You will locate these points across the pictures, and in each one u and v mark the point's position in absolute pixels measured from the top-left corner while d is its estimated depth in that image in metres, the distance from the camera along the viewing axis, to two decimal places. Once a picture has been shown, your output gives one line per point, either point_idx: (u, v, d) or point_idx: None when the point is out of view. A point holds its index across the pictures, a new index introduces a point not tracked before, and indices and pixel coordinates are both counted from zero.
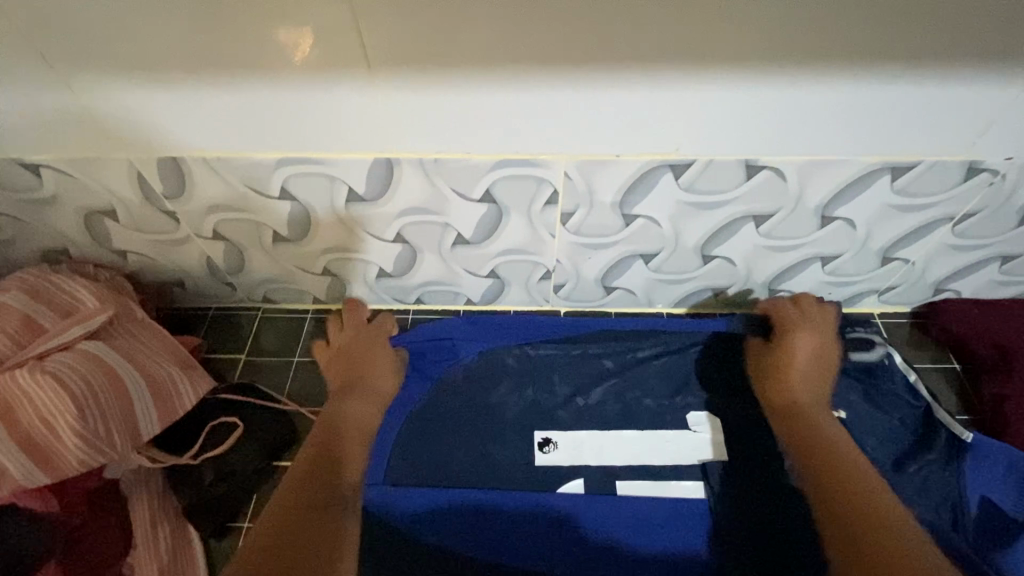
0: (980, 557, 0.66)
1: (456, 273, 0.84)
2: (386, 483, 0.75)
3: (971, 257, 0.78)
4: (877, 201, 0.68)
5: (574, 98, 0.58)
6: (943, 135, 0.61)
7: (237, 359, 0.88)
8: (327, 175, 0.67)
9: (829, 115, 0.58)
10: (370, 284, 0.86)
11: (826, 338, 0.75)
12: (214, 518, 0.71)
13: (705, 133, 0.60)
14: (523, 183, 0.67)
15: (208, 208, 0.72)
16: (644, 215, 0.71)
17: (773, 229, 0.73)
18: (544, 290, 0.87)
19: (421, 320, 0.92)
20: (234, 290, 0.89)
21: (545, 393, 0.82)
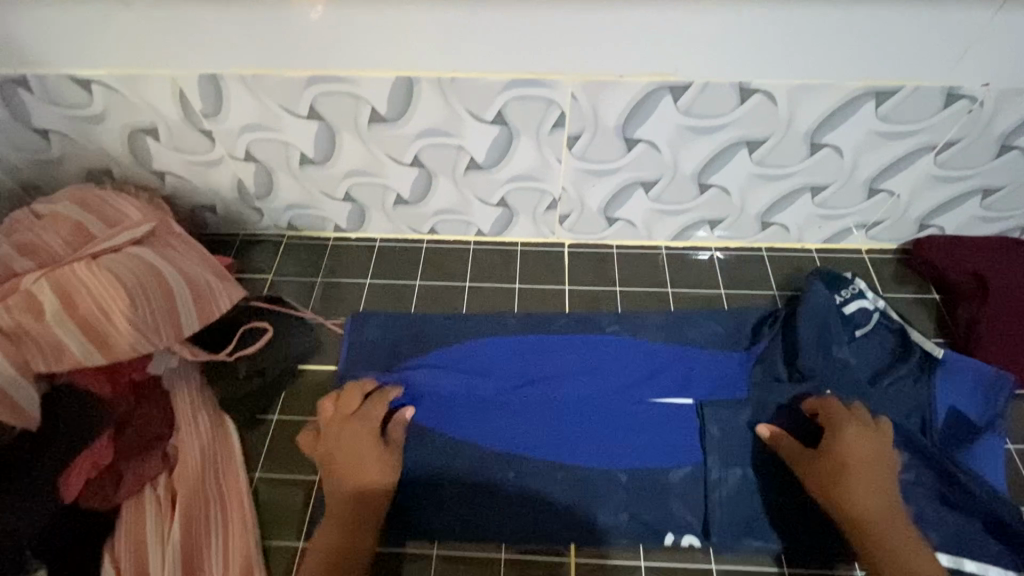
0: (945, 455, 0.72)
1: (468, 201, 0.89)
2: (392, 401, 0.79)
3: (954, 191, 0.83)
4: (863, 127, 0.74)
5: (583, 17, 0.64)
6: (921, 57, 0.67)
7: (263, 280, 0.94)
8: (352, 94, 0.72)
9: (812, 36, 0.65)
10: (387, 210, 0.92)
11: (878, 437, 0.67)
12: (247, 407, 0.79)
13: (701, 54, 0.67)
14: (533, 104, 0.72)
15: (242, 127, 0.78)
16: (646, 139, 0.76)
17: (766, 156, 0.78)
18: (550, 222, 0.93)
19: (435, 248, 0.97)
20: (261, 216, 0.95)
21: (545, 323, 0.88)
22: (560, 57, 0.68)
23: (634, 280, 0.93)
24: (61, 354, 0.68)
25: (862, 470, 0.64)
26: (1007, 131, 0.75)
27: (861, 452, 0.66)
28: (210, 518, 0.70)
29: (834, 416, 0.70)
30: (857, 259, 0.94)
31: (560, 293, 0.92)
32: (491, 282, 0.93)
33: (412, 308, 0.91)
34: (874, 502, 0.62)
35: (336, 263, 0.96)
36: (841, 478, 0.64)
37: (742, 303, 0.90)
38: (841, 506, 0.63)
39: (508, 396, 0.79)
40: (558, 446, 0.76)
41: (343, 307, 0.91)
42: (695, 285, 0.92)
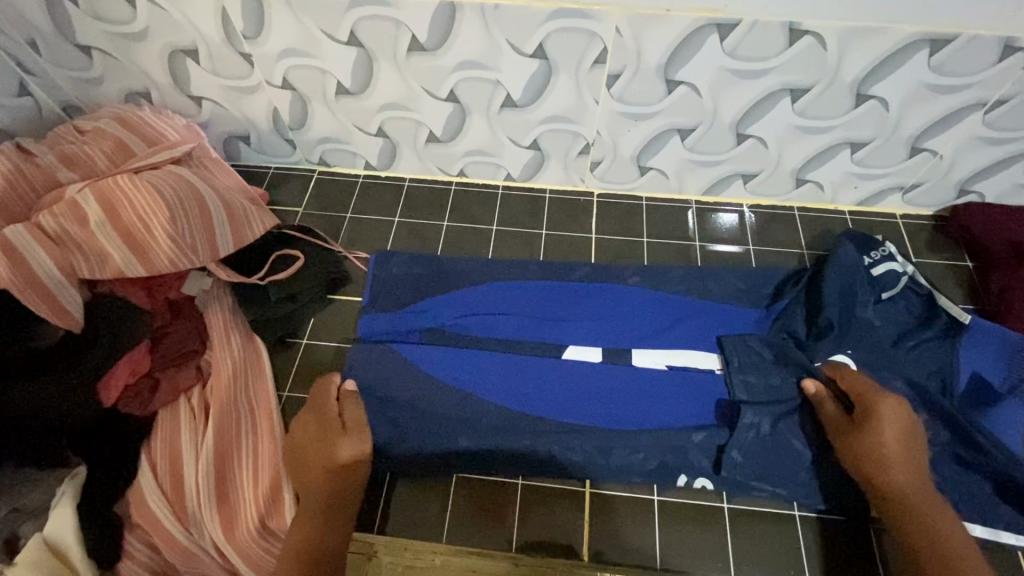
0: (965, 417, 0.72)
1: (501, 142, 0.88)
2: (422, 332, 0.82)
3: (999, 154, 0.81)
4: (912, 78, 0.72)
5: None
6: (981, 3, 0.64)
7: (292, 212, 0.95)
8: (393, 18, 0.72)
9: None
10: (418, 148, 0.92)
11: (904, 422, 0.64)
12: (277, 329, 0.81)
13: None
14: (576, 38, 0.72)
15: (281, 53, 0.79)
16: (687, 82, 0.75)
17: (809, 106, 0.77)
18: (581, 169, 0.92)
19: (464, 191, 0.97)
20: (294, 148, 0.96)
21: (568, 270, 0.88)
22: None
23: (661, 231, 0.93)
24: (103, 262, 0.70)
25: (898, 447, 0.63)
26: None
27: (899, 419, 0.64)
28: (243, 429, 0.73)
29: (865, 385, 0.67)
30: (891, 222, 0.92)
31: (586, 241, 0.92)
32: (518, 227, 0.94)
33: (439, 251, 0.92)
34: (904, 477, 0.62)
35: (365, 200, 0.97)
36: (875, 449, 0.63)
37: (769, 260, 0.90)
38: (872, 479, 0.63)
39: (529, 337, 0.81)
40: (581, 384, 0.77)
41: (371, 243, 0.92)
42: (721, 239, 0.92)
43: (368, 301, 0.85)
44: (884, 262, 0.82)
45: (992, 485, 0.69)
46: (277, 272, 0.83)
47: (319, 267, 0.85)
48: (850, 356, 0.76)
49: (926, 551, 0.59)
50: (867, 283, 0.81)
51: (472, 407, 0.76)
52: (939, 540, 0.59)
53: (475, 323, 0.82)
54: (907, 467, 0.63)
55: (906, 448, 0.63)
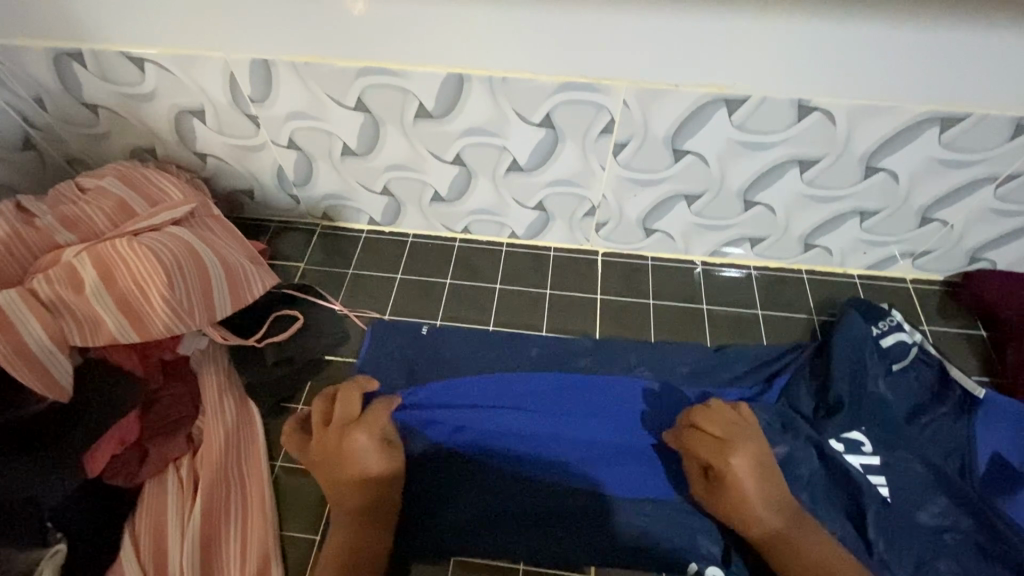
0: (986, 502, 0.69)
1: (507, 203, 0.88)
2: (411, 400, 0.78)
3: (1010, 225, 0.80)
4: (924, 153, 0.71)
5: (636, 24, 0.62)
6: (992, 88, 0.64)
7: (294, 268, 0.94)
8: (400, 87, 0.72)
9: (885, 56, 0.62)
10: (423, 207, 0.91)
11: (759, 456, 0.66)
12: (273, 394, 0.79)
13: (760, 70, 0.65)
14: (582, 110, 0.71)
15: (288, 115, 0.78)
16: (695, 151, 0.75)
17: (817, 177, 0.76)
18: (586, 229, 0.91)
19: (468, 248, 0.96)
20: (297, 204, 0.95)
21: (572, 337, 0.86)
22: (615, 63, 0.66)
23: (666, 293, 0.91)
24: (97, 328, 0.69)
25: (745, 488, 0.64)
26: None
27: (750, 476, 0.64)
28: (231, 500, 0.70)
29: (699, 443, 0.68)
30: (901, 288, 0.91)
31: (591, 303, 0.90)
32: (522, 288, 0.92)
33: (438, 320, 0.89)
34: (777, 521, 0.63)
35: (366, 256, 0.95)
36: (740, 504, 0.64)
37: (777, 326, 0.87)
38: (739, 524, 0.64)
39: (527, 406, 0.78)
40: (585, 458, 0.74)
41: (371, 300, 0.91)
42: (729, 303, 0.90)
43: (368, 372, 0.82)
44: (890, 331, 0.80)
45: None
46: (275, 333, 0.81)
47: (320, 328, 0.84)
48: (863, 434, 0.74)
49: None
50: (877, 356, 0.78)
51: (472, 483, 0.73)
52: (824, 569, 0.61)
53: (470, 391, 0.79)
54: (767, 502, 0.64)
55: (773, 488, 0.64)
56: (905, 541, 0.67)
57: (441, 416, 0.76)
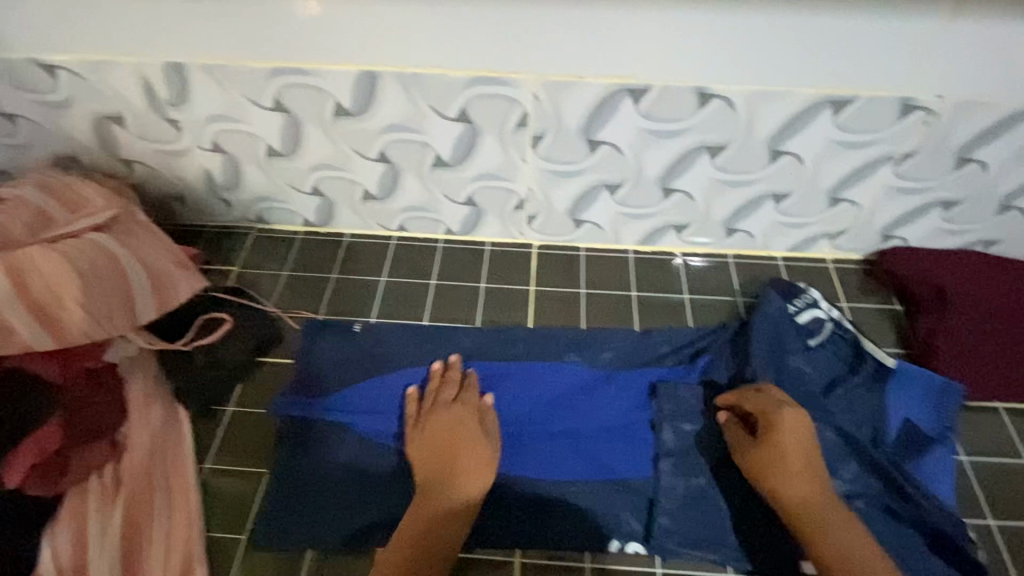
0: (897, 468, 0.72)
1: (436, 199, 0.88)
2: (338, 397, 0.79)
3: (915, 203, 0.84)
4: (824, 135, 0.75)
5: (528, 18, 0.67)
6: (870, 71, 0.69)
7: (230, 272, 0.92)
8: (316, 86, 0.74)
9: (764, 41, 0.67)
10: (355, 206, 0.91)
11: (806, 423, 0.70)
12: (201, 398, 0.79)
13: (653, 58, 0.69)
14: (495, 104, 0.74)
15: (208, 118, 0.79)
16: (609, 142, 0.77)
17: (728, 162, 0.79)
18: (518, 223, 0.91)
19: (403, 247, 0.95)
20: (229, 207, 0.93)
21: (505, 327, 0.87)
22: (518, 56, 0.70)
23: (600, 281, 0.92)
24: (9, 335, 0.67)
25: (790, 446, 0.68)
26: (964, 143, 0.76)
27: (795, 432, 0.69)
28: (156, 504, 0.70)
29: (757, 403, 0.72)
30: (822, 269, 0.92)
31: (522, 295, 0.90)
32: (457, 282, 0.92)
33: (372, 317, 0.88)
34: (806, 488, 0.66)
35: (302, 257, 0.94)
36: (778, 457, 0.68)
37: (709, 313, 0.88)
38: (770, 484, 0.67)
39: None
40: (514, 445, 0.75)
41: (305, 301, 0.90)
42: (661, 289, 0.91)
43: (305, 372, 0.82)
44: (805, 310, 0.83)
45: (924, 538, 0.68)
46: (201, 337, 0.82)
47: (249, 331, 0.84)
48: None
49: (829, 554, 0.62)
50: (793, 334, 0.82)
51: (403, 476, 0.73)
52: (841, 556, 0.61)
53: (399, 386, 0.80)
54: (811, 466, 0.67)
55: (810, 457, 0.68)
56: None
57: (377, 410, 0.78)
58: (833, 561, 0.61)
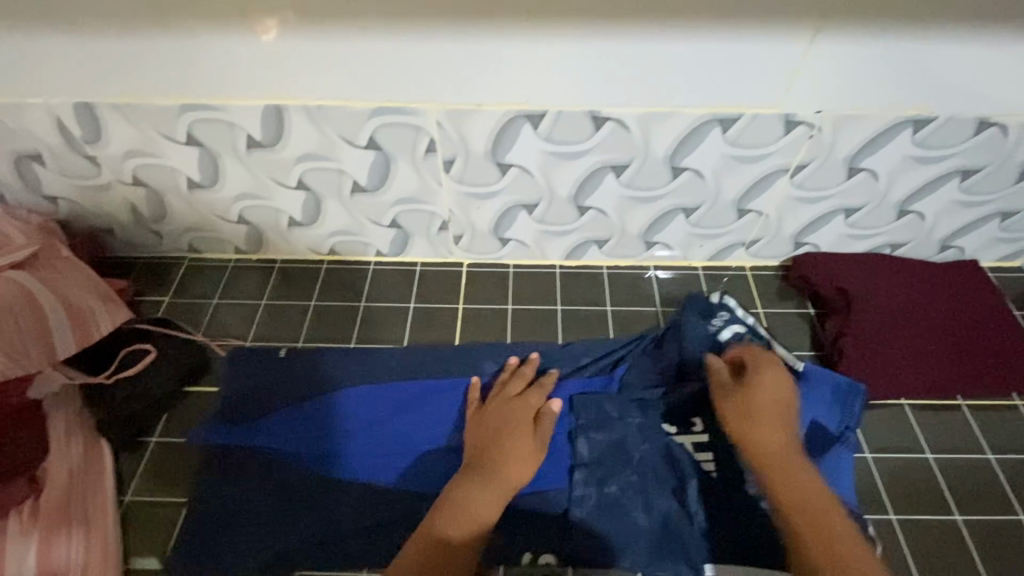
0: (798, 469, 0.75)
1: (361, 223, 0.91)
2: (258, 427, 0.79)
3: (817, 210, 0.90)
4: (716, 150, 0.81)
5: (422, 50, 0.71)
6: (751, 90, 0.75)
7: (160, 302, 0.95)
8: (225, 119, 0.77)
9: (637, 66, 0.72)
10: (281, 232, 0.94)
11: (785, 381, 0.75)
12: (126, 430, 0.80)
13: (545, 85, 0.74)
14: (402, 131, 0.79)
15: (126, 153, 0.82)
16: (518, 163, 0.82)
17: (633, 177, 0.84)
18: (446, 242, 0.95)
19: (335, 271, 0.98)
20: (160, 238, 0.96)
21: (430, 348, 0.88)
22: (419, 88, 0.74)
23: (526, 297, 0.96)
24: None
25: (768, 400, 0.73)
26: (850, 154, 0.83)
27: (769, 388, 0.74)
28: (68, 537, 0.70)
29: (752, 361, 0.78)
30: (740, 276, 0.99)
31: (454, 314, 0.94)
32: (387, 304, 0.95)
33: (299, 342, 0.91)
34: (777, 437, 0.70)
35: (234, 285, 0.97)
36: (751, 405, 0.73)
37: (631, 322, 0.93)
38: (744, 430, 0.71)
39: (376, 424, 0.80)
40: (432, 464, 0.77)
41: (235, 329, 0.92)
42: (582, 302, 0.95)
43: (229, 401, 0.82)
44: (717, 320, 0.86)
45: None
46: (125, 370, 0.83)
47: (174, 362, 0.85)
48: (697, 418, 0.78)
49: (793, 495, 0.64)
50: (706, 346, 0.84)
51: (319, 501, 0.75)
52: (810, 501, 0.64)
53: (317, 411, 0.80)
54: (784, 417, 0.72)
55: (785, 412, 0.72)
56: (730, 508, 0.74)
57: (296, 436, 0.79)
58: (793, 503, 0.64)
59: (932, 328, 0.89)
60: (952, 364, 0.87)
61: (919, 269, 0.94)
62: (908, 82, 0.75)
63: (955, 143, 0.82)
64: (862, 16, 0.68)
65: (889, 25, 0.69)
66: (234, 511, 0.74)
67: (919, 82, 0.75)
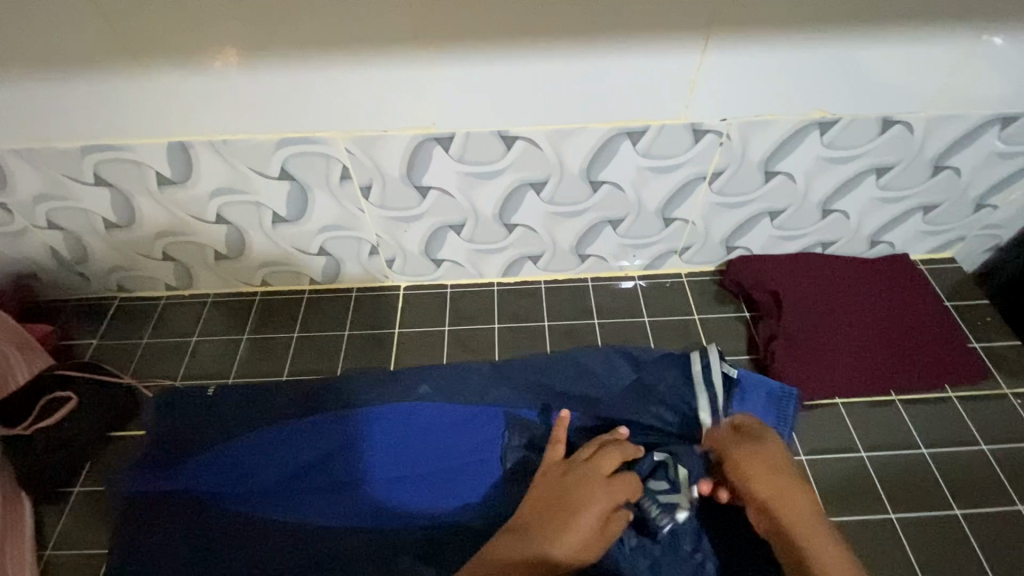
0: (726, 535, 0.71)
1: (288, 252, 0.90)
2: (206, 489, 0.77)
3: (897, 210, 0.90)
4: (812, 153, 0.79)
5: (366, 80, 0.68)
6: (803, 96, 0.72)
7: (136, 345, 0.93)
8: (132, 159, 0.75)
9: (496, 89, 0.69)
10: (209, 267, 0.93)
11: (977, 454, 0.81)
12: (44, 484, 0.77)
13: (449, 107, 0.70)
14: (312, 160, 0.76)
15: (33, 201, 0.81)
16: (610, 180, 0.81)
17: (725, 185, 0.83)
18: (378, 266, 0.94)
19: (317, 300, 0.97)
20: (86, 280, 0.94)
21: (517, 397, 0.84)
22: (323, 117, 0.71)
23: (567, 314, 0.95)
24: None
25: (981, 465, 0.80)
26: (981, 193, 0.89)
27: (981, 461, 0.81)
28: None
29: (950, 454, 0.81)
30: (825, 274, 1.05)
31: (488, 336, 0.93)
32: (368, 330, 0.94)
33: (393, 365, 0.90)
34: (1002, 522, 0.75)
35: (235, 322, 0.95)
36: (974, 477, 0.79)
37: (713, 327, 0.94)
38: (962, 502, 0.77)
39: (367, 476, 0.78)
40: (380, 510, 0.76)
41: (264, 370, 0.90)
42: (671, 311, 0.96)
43: (150, 452, 0.80)
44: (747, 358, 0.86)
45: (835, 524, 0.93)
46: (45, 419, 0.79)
47: (98, 409, 0.82)
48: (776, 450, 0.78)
49: None
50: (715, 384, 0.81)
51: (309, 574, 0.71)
52: None
53: (270, 464, 0.78)
54: (996, 477, 0.79)
55: (991, 475, 0.79)
56: (724, 515, 0.72)
57: (216, 478, 0.77)
58: None
59: (867, 327, 0.90)
60: (860, 353, 0.88)
61: (904, 272, 0.96)
62: (907, 77, 0.72)
63: (964, 175, 0.85)
64: (888, 16, 0.65)
65: (928, 28, 0.67)
66: (164, 559, 0.72)
67: (958, 106, 0.76)
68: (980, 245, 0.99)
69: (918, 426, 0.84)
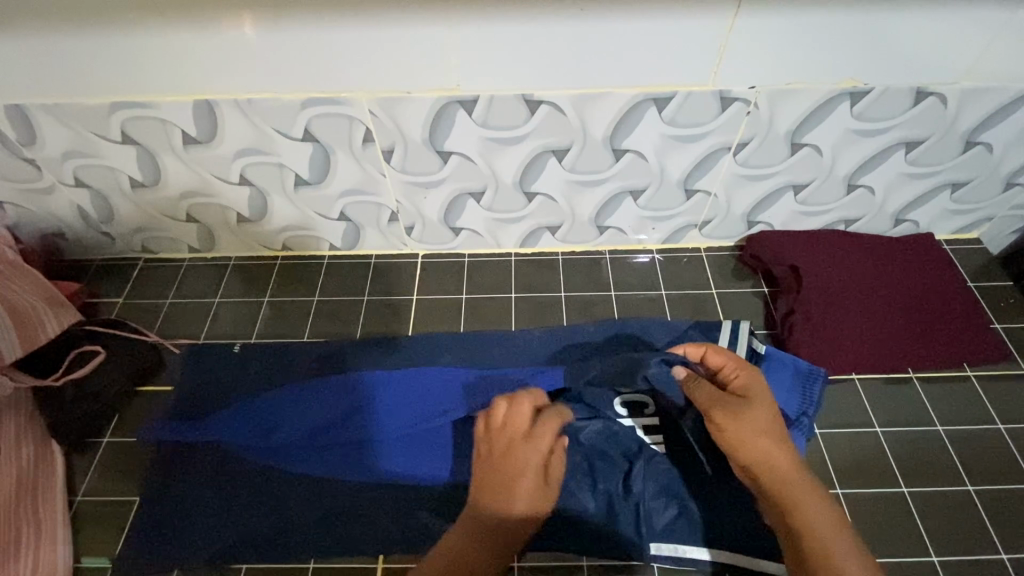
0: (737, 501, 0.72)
1: (309, 217, 0.91)
2: (231, 440, 0.79)
3: (924, 186, 0.88)
4: (841, 124, 0.78)
5: (390, 39, 0.67)
6: (833, 63, 0.71)
7: (160, 304, 0.95)
8: (158, 117, 0.76)
9: (521, 50, 0.68)
10: (232, 230, 0.94)
11: (994, 432, 0.81)
12: (75, 432, 0.80)
13: (474, 69, 0.70)
14: (335, 121, 0.76)
15: (61, 156, 0.82)
16: (633, 149, 0.80)
17: (749, 156, 0.82)
18: (397, 233, 0.95)
19: (337, 266, 0.98)
20: (112, 240, 0.96)
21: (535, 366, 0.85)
22: (347, 77, 0.71)
23: (584, 286, 0.95)
24: None
25: (996, 444, 0.80)
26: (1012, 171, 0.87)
27: (996, 440, 0.80)
28: (19, 518, 0.73)
29: (966, 433, 0.81)
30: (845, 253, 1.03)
31: (505, 305, 0.93)
32: (385, 297, 0.95)
33: (410, 331, 0.91)
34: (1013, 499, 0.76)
35: (255, 286, 0.96)
36: (989, 455, 0.79)
37: (731, 302, 0.93)
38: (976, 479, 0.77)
39: (383, 437, 0.79)
40: (395, 470, 0.77)
41: (283, 333, 0.91)
42: (688, 286, 0.95)
43: (179, 404, 0.83)
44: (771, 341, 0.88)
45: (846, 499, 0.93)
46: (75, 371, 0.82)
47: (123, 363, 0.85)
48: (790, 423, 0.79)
49: None
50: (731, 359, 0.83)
51: (329, 524, 0.74)
52: None
53: (291, 420, 0.80)
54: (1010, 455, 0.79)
55: (1005, 454, 0.79)
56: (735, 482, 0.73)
57: (240, 435, 0.80)
58: None
59: (886, 304, 0.90)
60: (878, 330, 0.88)
61: (928, 252, 0.94)
62: (944, 44, 0.69)
63: (996, 152, 0.84)
64: None
65: None
66: (193, 503, 0.76)
67: (994, 78, 0.74)
68: (1008, 226, 0.97)
69: (933, 404, 0.84)
